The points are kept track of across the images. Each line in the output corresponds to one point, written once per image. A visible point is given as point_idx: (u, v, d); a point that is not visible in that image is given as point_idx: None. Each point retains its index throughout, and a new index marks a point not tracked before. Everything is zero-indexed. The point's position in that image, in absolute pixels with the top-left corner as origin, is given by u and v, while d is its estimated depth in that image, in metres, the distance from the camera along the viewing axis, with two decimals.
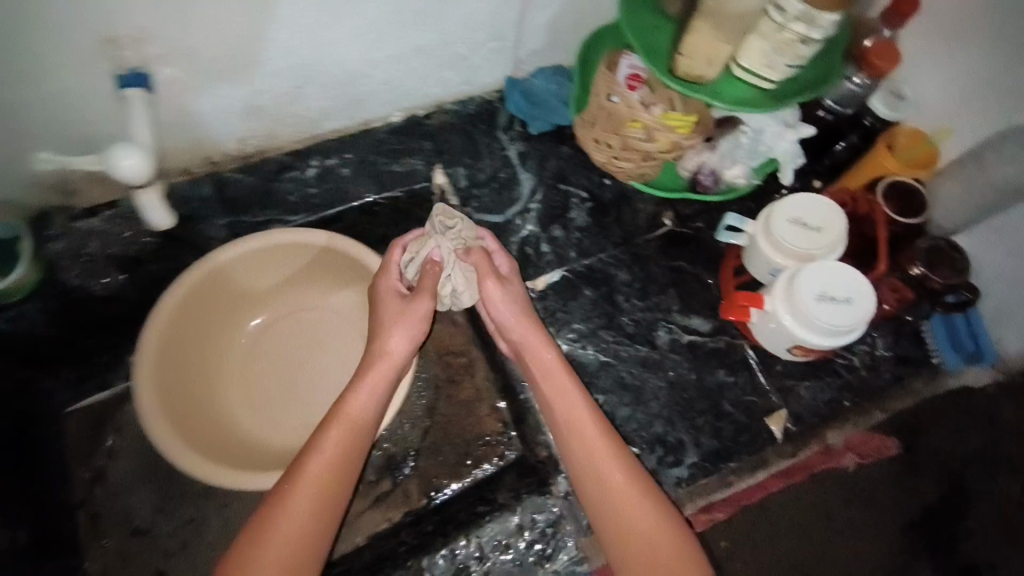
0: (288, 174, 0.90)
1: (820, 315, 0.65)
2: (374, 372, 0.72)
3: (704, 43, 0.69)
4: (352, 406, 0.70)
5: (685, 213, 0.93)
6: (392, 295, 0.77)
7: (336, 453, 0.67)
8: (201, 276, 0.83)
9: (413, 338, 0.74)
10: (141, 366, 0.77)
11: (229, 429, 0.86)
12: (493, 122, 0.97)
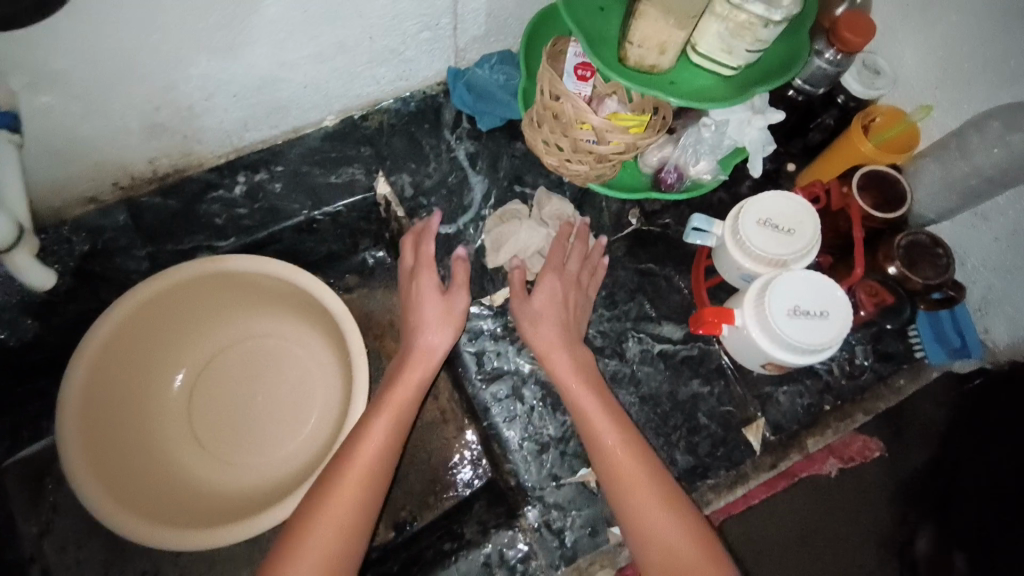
0: (212, 194, 0.80)
1: (791, 331, 0.59)
2: (414, 365, 0.73)
3: (653, 29, 0.61)
4: (400, 394, 0.70)
5: (651, 209, 0.86)
6: (426, 278, 0.77)
7: (387, 440, 0.67)
8: (111, 335, 0.74)
9: (452, 331, 0.75)
10: (70, 452, 0.69)
11: (195, 491, 0.80)
12: (437, 121, 0.88)
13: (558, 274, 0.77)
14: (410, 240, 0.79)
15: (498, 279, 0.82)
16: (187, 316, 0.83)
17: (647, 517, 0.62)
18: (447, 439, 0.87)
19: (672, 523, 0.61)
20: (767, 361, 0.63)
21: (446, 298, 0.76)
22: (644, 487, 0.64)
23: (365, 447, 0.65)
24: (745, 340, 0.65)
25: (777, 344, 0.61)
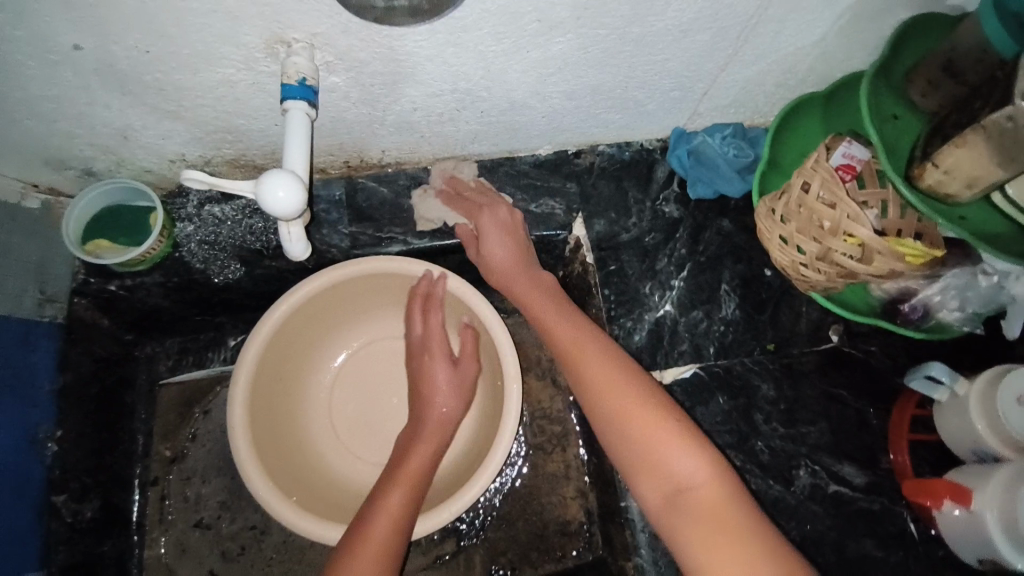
0: (418, 191, 0.81)
1: None
2: (426, 432, 0.72)
3: (972, 161, 0.53)
4: (414, 467, 0.69)
5: (858, 330, 0.78)
6: (432, 357, 0.76)
7: (403, 514, 0.64)
8: (271, 335, 0.75)
9: (461, 399, 0.75)
10: (241, 445, 0.70)
11: (343, 490, 0.81)
12: (650, 176, 0.85)
13: (512, 233, 0.76)
14: (429, 279, 0.76)
15: (671, 356, 0.77)
16: (344, 312, 0.84)
17: (631, 439, 0.58)
18: (564, 498, 0.82)
19: (664, 455, 0.56)
20: (988, 559, 0.56)
21: (459, 368, 0.76)
22: (718, 497, 0.54)
23: (380, 514, 0.64)
24: (970, 529, 0.57)
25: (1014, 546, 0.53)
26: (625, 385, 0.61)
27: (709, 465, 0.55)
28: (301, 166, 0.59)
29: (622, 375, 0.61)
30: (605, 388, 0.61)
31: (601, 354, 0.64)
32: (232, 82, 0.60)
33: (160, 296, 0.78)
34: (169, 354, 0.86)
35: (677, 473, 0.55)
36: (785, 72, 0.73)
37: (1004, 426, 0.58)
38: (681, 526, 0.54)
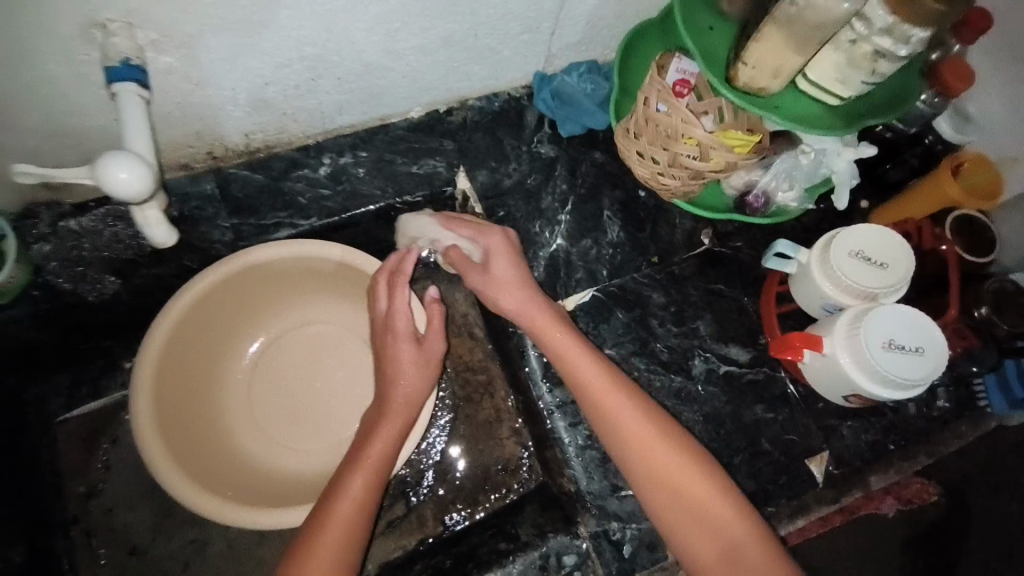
0: (297, 172, 0.81)
1: (885, 363, 0.62)
2: (391, 413, 0.69)
3: (772, 54, 0.61)
4: (378, 451, 0.67)
5: (724, 230, 0.86)
6: (393, 333, 0.72)
7: (364, 500, 0.64)
8: (167, 339, 0.72)
9: (429, 375, 0.72)
10: (153, 454, 0.68)
11: (281, 479, 0.80)
12: (521, 123, 0.88)
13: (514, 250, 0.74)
14: (406, 283, 0.72)
15: (570, 284, 0.83)
16: (245, 302, 0.82)
17: (660, 470, 0.63)
18: (501, 439, 0.86)
19: (694, 486, 0.62)
20: (851, 391, 0.66)
21: (424, 345, 0.72)
22: (681, 474, 0.63)
23: (343, 504, 0.63)
24: (830, 367, 0.66)
25: (864, 372, 0.63)
26: (604, 381, 0.67)
27: (684, 451, 0.64)
28: (144, 146, 0.57)
29: (631, 396, 0.66)
30: (579, 384, 0.68)
31: (602, 377, 0.67)
32: (57, 80, 0.57)
33: (31, 328, 0.72)
34: (59, 390, 0.80)
35: (701, 503, 0.61)
36: (617, 4, 0.78)
37: (840, 275, 0.68)
38: (655, 499, 0.63)
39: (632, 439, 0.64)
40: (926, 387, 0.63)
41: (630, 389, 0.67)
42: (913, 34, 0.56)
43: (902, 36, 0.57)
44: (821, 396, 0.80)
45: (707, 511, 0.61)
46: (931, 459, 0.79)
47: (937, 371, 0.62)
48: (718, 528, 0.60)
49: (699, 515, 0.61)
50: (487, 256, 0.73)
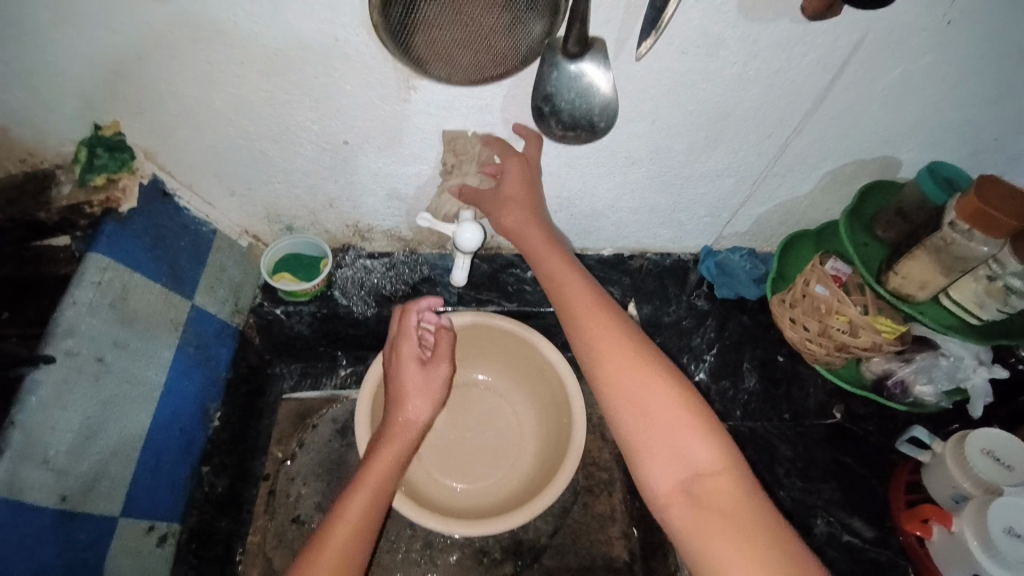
0: (512, 270, 1.06)
1: (1006, 548, 0.70)
2: (394, 439, 0.78)
3: (919, 270, 0.79)
4: (377, 471, 0.75)
5: (857, 411, 0.95)
6: (409, 366, 0.83)
7: (362, 519, 0.71)
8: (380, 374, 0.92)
9: (433, 405, 0.83)
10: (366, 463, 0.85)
11: (451, 508, 0.93)
12: (685, 278, 1.11)
13: (529, 176, 0.83)
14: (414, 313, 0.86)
15: None
16: None
17: (653, 422, 0.65)
18: (611, 537, 0.94)
19: (681, 430, 0.64)
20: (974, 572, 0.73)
21: (427, 369, 0.84)
22: (715, 481, 0.61)
23: (340, 526, 0.69)
24: (958, 546, 0.75)
25: (988, 554, 0.71)
26: (632, 361, 0.69)
27: (725, 458, 0.62)
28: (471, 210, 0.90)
29: (622, 355, 0.70)
30: (616, 369, 0.69)
31: (612, 331, 0.72)
32: (417, 174, 0.88)
33: (305, 325, 0.99)
34: (291, 376, 1.04)
35: (684, 447, 0.63)
36: (785, 213, 1.03)
37: (970, 466, 0.76)
38: (687, 510, 0.61)
39: (649, 432, 0.65)
40: None
41: (656, 359, 0.69)
42: None
43: None
44: None
45: (691, 459, 0.63)
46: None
47: None
48: (693, 479, 0.62)
49: (682, 465, 0.63)
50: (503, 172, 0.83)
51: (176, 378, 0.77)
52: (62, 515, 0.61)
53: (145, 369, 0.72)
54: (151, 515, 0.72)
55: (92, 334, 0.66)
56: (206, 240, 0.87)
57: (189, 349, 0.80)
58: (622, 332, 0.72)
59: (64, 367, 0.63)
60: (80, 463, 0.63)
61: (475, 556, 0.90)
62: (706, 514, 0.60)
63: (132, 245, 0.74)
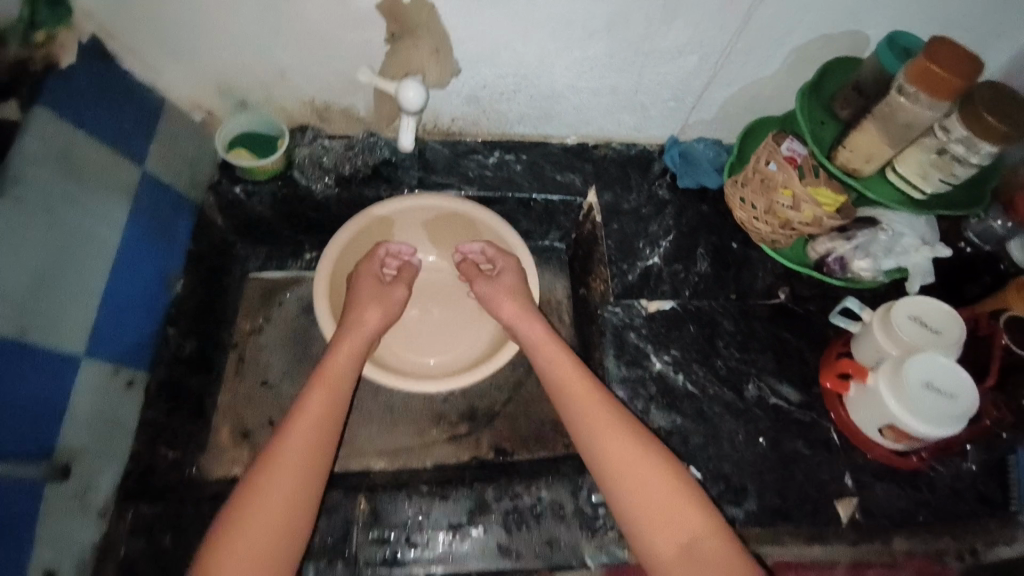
0: (472, 156, 1.07)
1: (922, 399, 0.70)
2: (350, 340, 0.83)
3: (868, 141, 0.79)
4: (334, 371, 0.79)
5: (801, 292, 0.99)
6: (369, 284, 0.92)
7: (324, 411, 0.75)
8: (353, 233, 0.95)
9: (387, 313, 0.89)
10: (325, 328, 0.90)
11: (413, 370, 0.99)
12: (647, 168, 1.11)
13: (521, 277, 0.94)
14: (384, 247, 0.97)
15: (655, 292, 0.98)
16: (403, 234, 1.03)
17: (652, 505, 0.70)
18: None
19: (677, 502, 0.70)
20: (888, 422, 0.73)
21: (386, 289, 0.92)
22: (713, 545, 0.68)
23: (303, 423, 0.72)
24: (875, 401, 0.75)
25: (901, 405, 0.72)
26: (624, 441, 0.74)
27: (719, 527, 0.69)
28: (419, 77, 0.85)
29: (616, 432, 0.75)
30: (609, 450, 0.74)
31: (603, 410, 0.77)
32: (365, 44, 0.86)
33: (265, 205, 0.99)
34: (258, 256, 1.07)
35: (683, 515, 0.69)
36: (749, 97, 1.01)
37: (896, 330, 0.77)
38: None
39: (650, 507, 0.70)
40: (959, 428, 0.70)
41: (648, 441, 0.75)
42: (984, 149, 0.73)
43: (974, 148, 0.73)
44: (861, 451, 0.86)
45: (689, 525, 0.69)
46: (953, 542, 0.84)
47: (969, 414, 0.69)
48: (692, 542, 0.68)
49: (681, 529, 0.69)
50: (500, 273, 0.94)
51: (133, 241, 0.79)
52: (20, 348, 0.62)
53: (99, 226, 0.74)
54: (116, 359, 0.75)
55: (39, 185, 0.67)
56: (155, 107, 0.86)
57: (145, 215, 0.82)
58: (608, 409, 0.78)
59: (13, 210, 0.64)
60: (34, 302, 0.65)
61: (432, 419, 0.96)
62: (697, 574, 0.66)
63: (79, 100, 0.73)
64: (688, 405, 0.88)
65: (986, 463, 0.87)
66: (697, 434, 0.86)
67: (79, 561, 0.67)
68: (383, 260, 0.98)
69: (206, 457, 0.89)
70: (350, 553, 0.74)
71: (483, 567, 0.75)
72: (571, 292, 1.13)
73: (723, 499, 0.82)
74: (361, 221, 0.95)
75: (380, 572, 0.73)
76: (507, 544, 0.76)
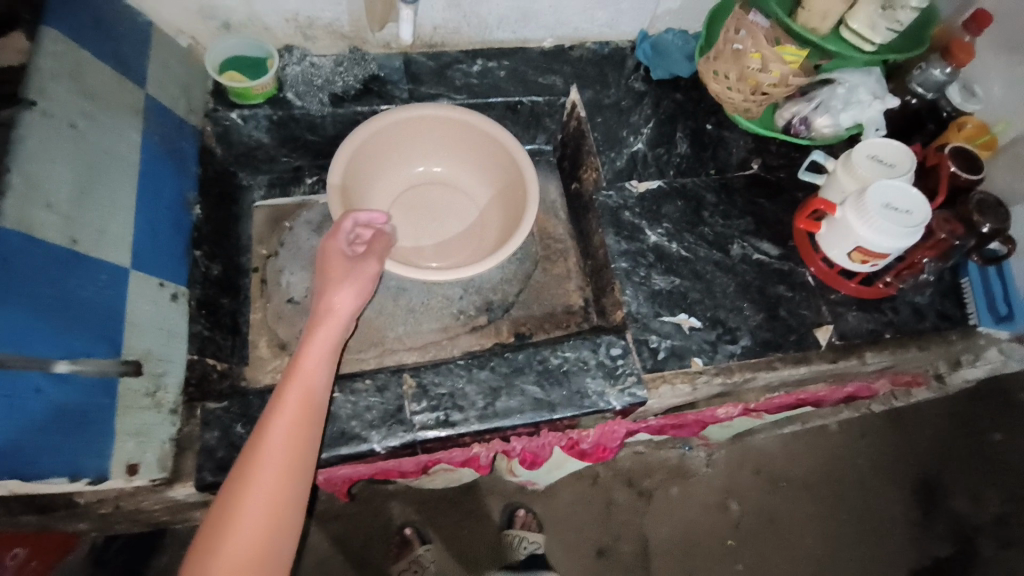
0: (457, 66, 1.10)
1: (884, 215, 0.85)
2: (319, 328, 0.74)
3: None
4: (306, 370, 0.70)
5: (771, 163, 1.09)
6: (335, 268, 0.79)
7: (298, 427, 0.67)
8: (354, 149, 0.96)
9: (357, 294, 0.77)
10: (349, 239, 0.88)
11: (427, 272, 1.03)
12: (622, 63, 1.16)
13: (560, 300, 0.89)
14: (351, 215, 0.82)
15: (643, 175, 1.06)
16: (401, 148, 1.05)
17: None
18: (568, 290, 1.09)
19: None
20: (858, 242, 0.89)
21: (356, 265, 0.79)
22: None
23: (270, 444, 0.65)
24: (846, 228, 0.90)
25: (869, 228, 0.86)
26: None
27: None
28: None
29: None
30: None
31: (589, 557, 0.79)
32: None
33: (262, 131, 1.01)
34: (260, 185, 1.10)
35: None
36: None
37: (856, 167, 0.91)
38: None
39: None
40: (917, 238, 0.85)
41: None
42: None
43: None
44: (834, 288, 0.99)
45: None
46: (920, 353, 0.99)
47: (924, 223, 0.85)
48: None
49: None
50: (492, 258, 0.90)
51: (150, 161, 0.81)
52: (74, 255, 0.66)
53: (118, 144, 0.76)
54: (161, 273, 0.79)
55: (59, 101, 0.69)
56: (142, 31, 0.87)
57: (156, 136, 0.83)
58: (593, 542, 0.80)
59: (42, 125, 0.66)
60: (78, 212, 0.68)
61: (453, 315, 1.03)
62: None
63: (72, 22, 0.74)
64: (684, 268, 0.99)
65: (937, 286, 1.03)
66: (695, 290, 0.97)
67: (162, 450, 0.74)
68: (351, 232, 0.84)
69: (249, 367, 0.95)
70: (406, 419, 0.82)
71: (525, 417, 0.84)
72: (563, 191, 1.20)
73: (721, 339, 0.93)
74: (337, 198, 0.90)
75: (435, 432, 0.82)
76: (543, 396, 0.86)
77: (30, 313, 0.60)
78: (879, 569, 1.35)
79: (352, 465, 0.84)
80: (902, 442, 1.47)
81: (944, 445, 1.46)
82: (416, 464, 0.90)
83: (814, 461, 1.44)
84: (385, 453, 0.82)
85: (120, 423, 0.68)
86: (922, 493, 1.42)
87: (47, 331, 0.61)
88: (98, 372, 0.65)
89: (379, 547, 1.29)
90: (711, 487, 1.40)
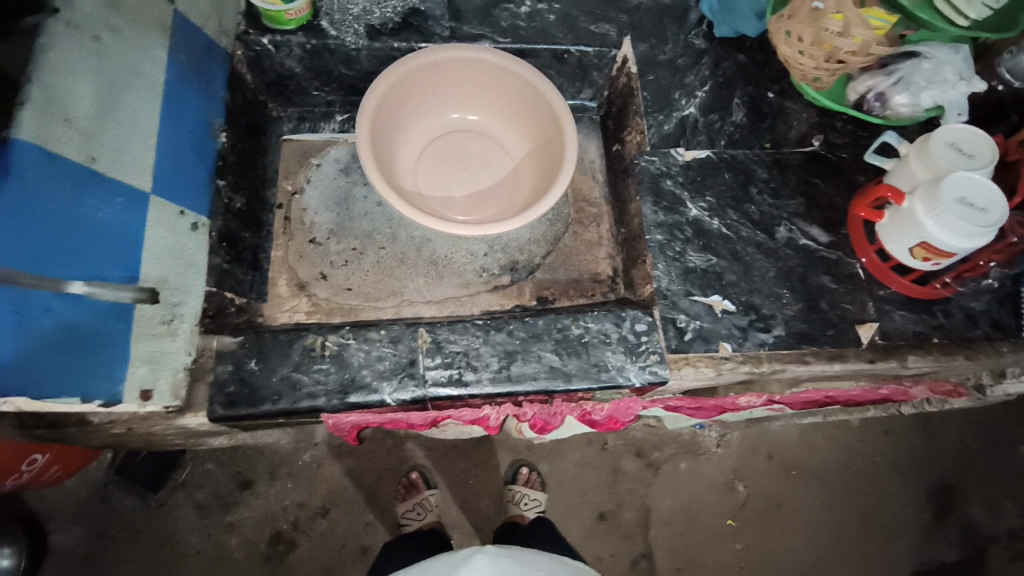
0: (504, 6, 1.02)
1: (957, 210, 0.77)
2: None
3: None
4: None
5: (834, 141, 0.99)
6: None
7: None
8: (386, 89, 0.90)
9: None
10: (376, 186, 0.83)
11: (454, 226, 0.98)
12: (684, 16, 1.06)
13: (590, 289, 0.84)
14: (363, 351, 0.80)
15: (691, 143, 0.98)
16: (434, 92, 0.99)
17: None
18: (597, 257, 1.05)
19: None
20: (923, 237, 0.81)
21: None
22: None
23: None
24: (912, 220, 0.82)
25: (936, 223, 0.79)
26: None
27: None
28: None
29: None
30: None
31: None
32: None
33: (294, 61, 0.96)
34: (290, 119, 1.06)
35: None
36: None
37: (931, 154, 0.82)
38: None
39: None
40: (990, 239, 0.77)
41: None
42: None
43: None
44: (883, 284, 0.92)
45: None
46: (966, 362, 0.92)
47: (1000, 223, 0.77)
48: None
49: None
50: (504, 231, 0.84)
51: (175, 81, 0.78)
52: (92, 173, 0.64)
53: (143, 61, 0.73)
54: (180, 201, 0.78)
55: (83, 11, 0.66)
56: None
57: (183, 57, 0.80)
58: None
59: (64, 33, 0.63)
60: (99, 130, 0.65)
61: (475, 272, 1.00)
62: None
63: None
64: (723, 247, 0.92)
65: (998, 293, 0.95)
66: (732, 271, 0.91)
67: (174, 379, 0.75)
68: None
69: (267, 305, 0.94)
70: (418, 374, 0.81)
71: (540, 384, 0.82)
72: (602, 152, 1.13)
73: (752, 326, 0.88)
74: (365, 140, 0.85)
75: (447, 390, 0.80)
76: (560, 366, 0.83)
77: (44, 230, 0.59)
78: (882, 565, 1.34)
79: (360, 414, 0.83)
80: (926, 447, 1.41)
81: (969, 450, 1.41)
82: (425, 418, 0.89)
83: (830, 456, 1.40)
84: (394, 406, 0.81)
85: (134, 347, 0.69)
86: (938, 500, 1.38)
87: (62, 248, 0.61)
88: (111, 297, 0.65)
89: (389, 485, 1.33)
90: (721, 466, 1.38)
